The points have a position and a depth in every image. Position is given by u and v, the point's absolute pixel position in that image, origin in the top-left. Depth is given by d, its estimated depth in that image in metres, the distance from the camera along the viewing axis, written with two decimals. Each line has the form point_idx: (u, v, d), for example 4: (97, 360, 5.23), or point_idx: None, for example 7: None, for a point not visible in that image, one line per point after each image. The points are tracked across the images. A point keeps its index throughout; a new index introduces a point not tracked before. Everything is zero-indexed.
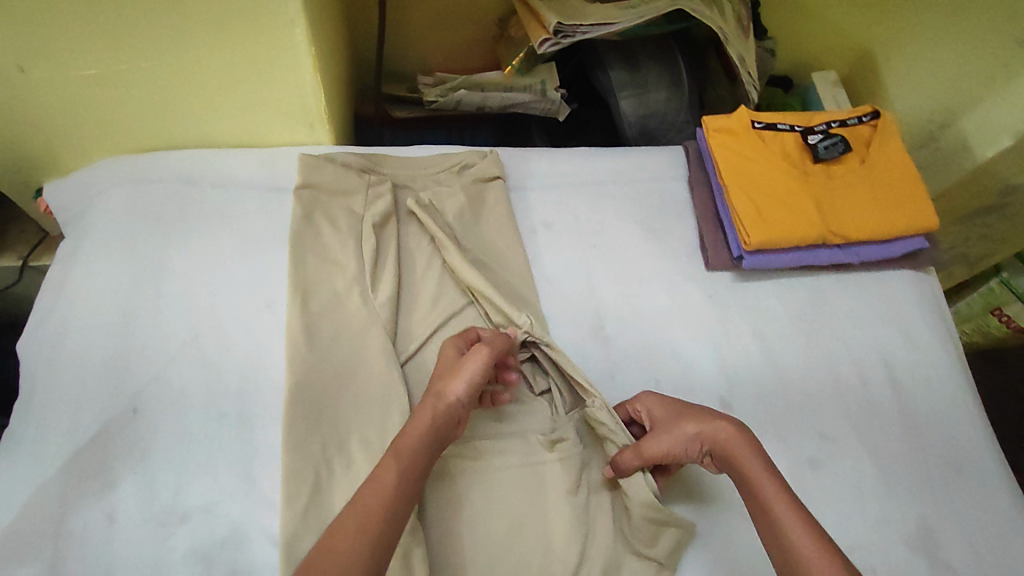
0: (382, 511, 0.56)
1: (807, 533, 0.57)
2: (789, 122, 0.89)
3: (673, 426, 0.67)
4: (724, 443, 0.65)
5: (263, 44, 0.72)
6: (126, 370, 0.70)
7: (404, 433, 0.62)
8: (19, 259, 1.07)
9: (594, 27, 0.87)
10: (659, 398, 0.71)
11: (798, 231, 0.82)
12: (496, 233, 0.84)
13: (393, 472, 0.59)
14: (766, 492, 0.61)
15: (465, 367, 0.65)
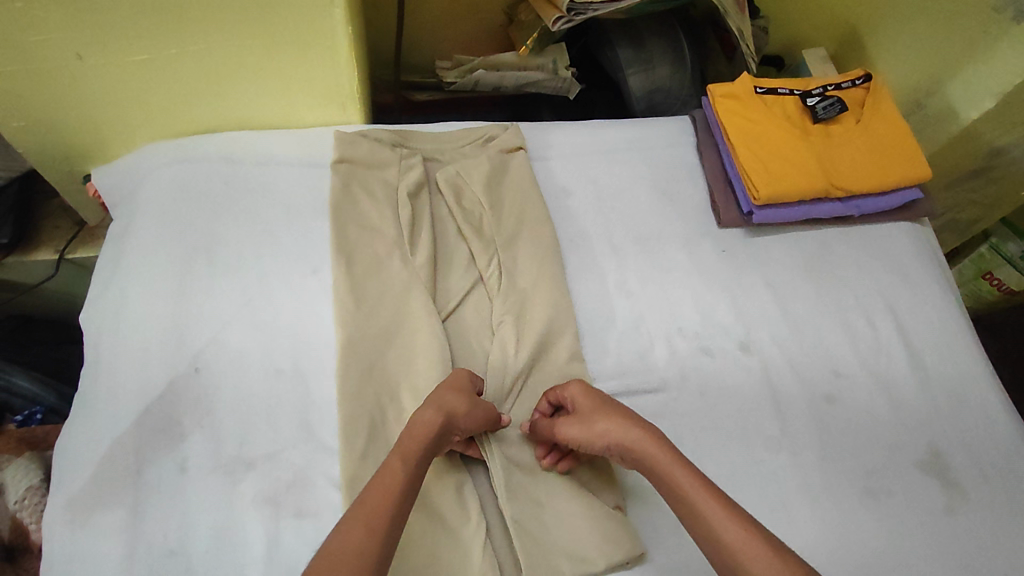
0: (388, 512, 0.58)
1: (733, 523, 0.58)
2: (788, 86, 0.95)
3: (588, 419, 0.68)
4: (636, 440, 0.65)
5: (302, 28, 0.77)
6: (186, 334, 0.75)
7: (409, 438, 0.64)
8: (56, 252, 1.12)
9: (604, 3, 0.91)
10: (584, 386, 0.71)
11: (802, 186, 0.88)
12: (521, 197, 0.89)
13: (399, 470, 0.61)
14: (679, 482, 0.62)
15: (479, 404, 0.69)
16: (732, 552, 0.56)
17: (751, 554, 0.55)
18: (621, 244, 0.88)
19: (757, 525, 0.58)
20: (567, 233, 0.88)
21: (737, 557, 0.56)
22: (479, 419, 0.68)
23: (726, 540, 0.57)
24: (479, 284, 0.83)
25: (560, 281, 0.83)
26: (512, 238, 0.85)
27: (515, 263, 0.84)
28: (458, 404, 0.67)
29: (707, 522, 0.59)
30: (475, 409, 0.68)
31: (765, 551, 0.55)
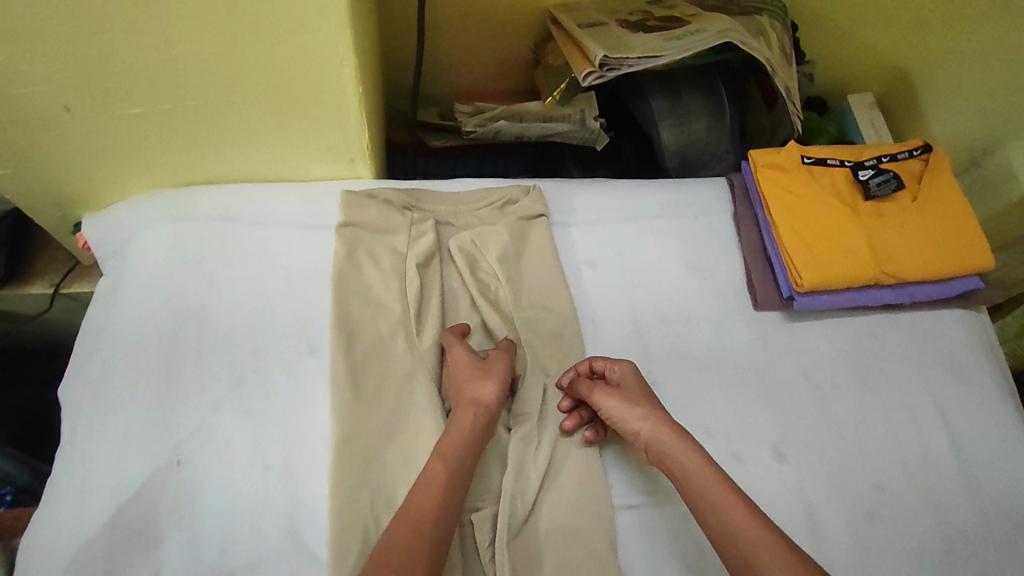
0: (435, 510, 0.60)
1: (744, 513, 0.59)
2: (839, 156, 0.86)
3: (631, 398, 0.69)
4: (672, 428, 0.67)
5: (310, 84, 0.70)
6: (170, 420, 0.69)
7: (446, 436, 0.66)
8: (52, 286, 1.07)
9: (642, 59, 0.83)
10: (633, 369, 0.73)
11: (851, 272, 0.80)
12: (540, 271, 0.82)
13: (441, 470, 0.63)
14: (698, 470, 0.63)
15: (494, 370, 0.71)
16: (745, 545, 0.57)
17: (765, 547, 0.56)
18: (646, 325, 0.81)
19: (772, 521, 0.59)
20: (587, 311, 0.81)
21: (750, 546, 0.57)
22: (502, 385, 0.70)
23: (741, 532, 0.58)
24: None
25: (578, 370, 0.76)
26: (528, 317, 0.79)
27: (530, 345, 0.77)
28: (478, 386, 0.69)
29: (725, 513, 0.59)
30: (494, 378, 0.70)
31: (779, 547, 0.56)
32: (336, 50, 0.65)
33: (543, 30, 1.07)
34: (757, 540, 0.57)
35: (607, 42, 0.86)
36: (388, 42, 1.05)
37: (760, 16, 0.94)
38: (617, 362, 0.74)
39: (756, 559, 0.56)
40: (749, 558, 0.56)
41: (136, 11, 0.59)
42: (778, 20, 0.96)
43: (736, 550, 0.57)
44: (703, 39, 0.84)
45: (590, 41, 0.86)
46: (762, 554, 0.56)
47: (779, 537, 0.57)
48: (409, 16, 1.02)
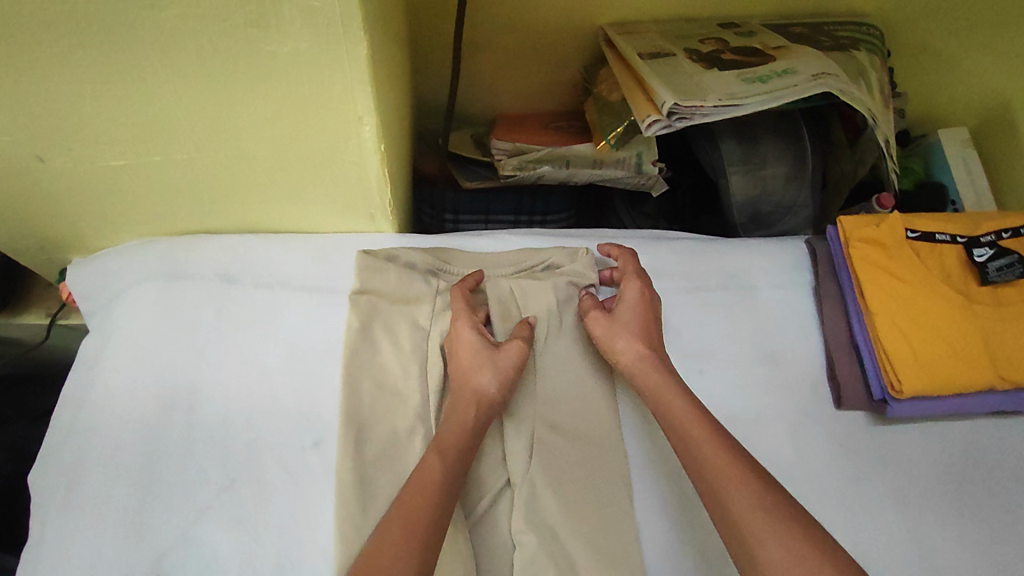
0: (428, 506, 0.53)
1: (714, 443, 0.55)
2: (950, 230, 0.72)
3: (623, 327, 0.66)
4: (655, 359, 0.64)
5: (320, 140, 0.58)
6: (151, 524, 0.59)
7: (446, 430, 0.59)
8: (48, 315, 0.94)
9: (718, 108, 0.70)
10: (637, 293, 0.69)
11: (960, 375, 0.66)
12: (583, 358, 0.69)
13: (437, 468, 0.56)
14: (673, 403, 0.60)
15: (500, 358, 0.63)
16: (710, 465, 0.54)
17: (728, 471, 0.53)
18: None
19: (740, 450, 0.55)
20: (637, 406, 0.69)
21: (709, 468, 0.54)
22: (508, 377, 0.63)
23: (705, 458, 0.55)
24: (505, 491, 0.63)
25: (621, 483, 0.64)
26: (564, 413, 0.66)
27: (556, 447, 0.64)
28: (482, 377, 0.62)
29: (693, 439, 0.56)
30: (500, 368, 0.63)
31: (742, 474, 0.53)
32: (352, 105, 0.54)
33: (597, 55, 0.94)
34: (719, 467, 0.54)
35: (677, 84, 0.73)
36: (420, 67, 0.94)
37: (858, 51, 0.81)
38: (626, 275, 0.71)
39: (716, 482, 0.53)
40: (712, 487, 0.53)
41: (110, 57, 0.49)
42: (877, 56, 0.83)
43: (698, 475, 0.54)
44: (795, 87, 0.71)
45: (657, 82, 0.73)
46: (729, 484, 0.52)
47: (746, 466, 0.53)
48: (443, 40, 0.90)
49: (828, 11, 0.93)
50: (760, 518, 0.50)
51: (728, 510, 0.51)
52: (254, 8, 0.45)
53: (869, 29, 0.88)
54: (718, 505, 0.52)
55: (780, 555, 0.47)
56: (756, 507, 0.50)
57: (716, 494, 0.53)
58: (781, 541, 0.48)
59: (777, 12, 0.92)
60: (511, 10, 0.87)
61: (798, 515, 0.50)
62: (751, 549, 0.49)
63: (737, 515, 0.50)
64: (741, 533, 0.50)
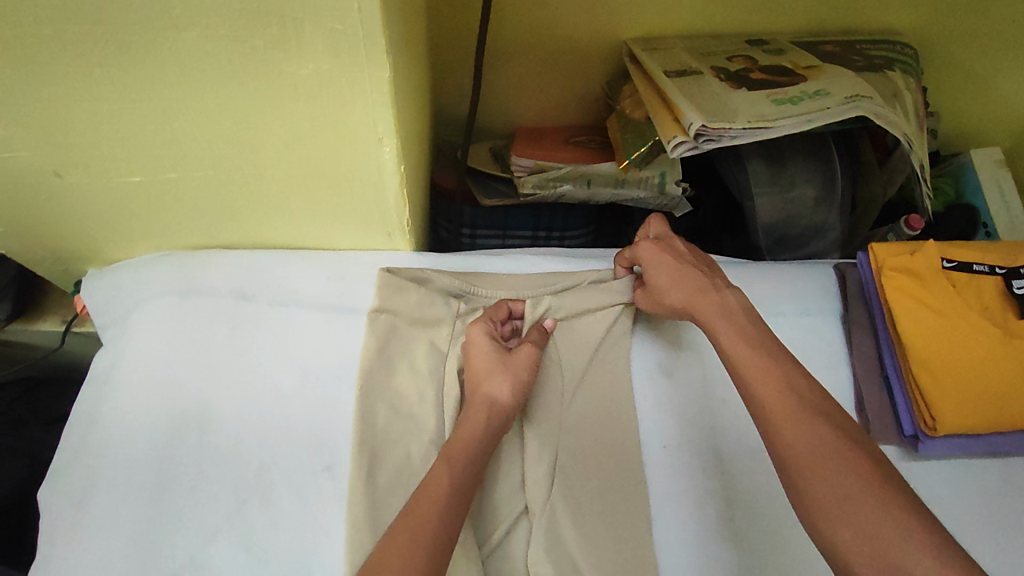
0: (439, 510, 0.50)
1: (769, 379, 0.52)
2: (988, 260, 0.69)
3: (656, 282, 0.65)
4: (707, 299, 0.60)
5: (338, 159, 0.57)
6: (161, 546, 0.58)
7: (456, 439, 0.57)
8: (63, 324, 0.92)
9: (746, 131, 0.69)
10: (649, 248, 0.66)
11: (998, 414, 0.63)
12: (606, 391, 0.67)
13: (448, 476, 0.53)
14: (724, 341, 0.57)
15: (513, 364, 0.62)
16: (765, 398, 0.51)
17: (781, 407, 0.50)
18: (731, 458, 0.66)
19: (802, 384, 0.51)
20: (656, 436, 0.66)
21: (763, 405, 0.51)
22: (523, 383, 0.61)
23: (760, 395, 0.52)
24: (522, 519, 0.61)
25: (641, 516, 0.61)
26: (585, 440, 0.64)
27: (575, 474, 0.62)
28: (495, 383, 0.60)
29: (746, 375, 0.53)
30: (513, 374, 0.61)
31: (798, 410, 0.49)
32: (374, 126, 0.53)
33: (620, 71, 0.93)
34: (771, 401, 0.51)
35: (704, 105, 0.72)
36: (439, 82, 0.93)
37: (892, 72, 0.80)
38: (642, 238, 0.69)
39: (771, 416, 0.50)
40: (766, 422, 0.50)
41: (128, 76, 0.48)
42: (911, 77, 0.81)
43: (755, 412, 0.52)
44: (828, 109, 0.70)
45: (684, 103, 0.71)
46: (783, 417, 0.49)
47: (804, 402, 0.50)
48: (463, 54, 0.89)
49: (858, 30, 0.91)
50: (812, 457, 0.47)
51: (781, 443, 0.49)
52: (275, 30, 0.44)
53: (901, 48, 0.86)
54: (772, 441, 0.49)
55: (831, 494, 0.45)
56: (809, 444, 0.47)
57: (769, 428, 0.50)
58: (832, 479, 0.46)
59: (805, 31, 0.90)
60: (533, 25, 0.86)
61: (854, 453, 0.47)
62: (800, 484, 0.47)
63: (789, 451, 0.48)
64: (791, 468, 0.47)
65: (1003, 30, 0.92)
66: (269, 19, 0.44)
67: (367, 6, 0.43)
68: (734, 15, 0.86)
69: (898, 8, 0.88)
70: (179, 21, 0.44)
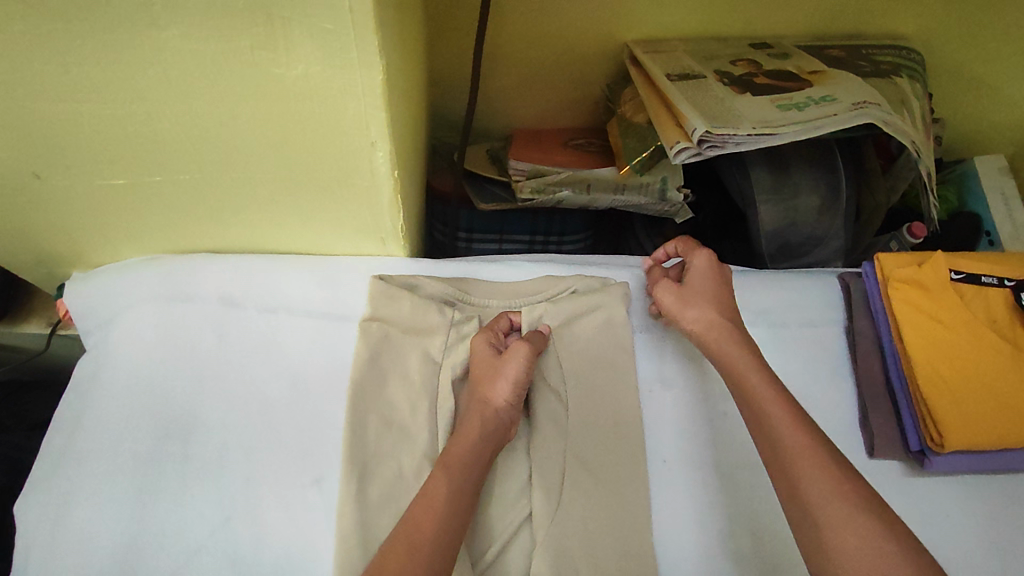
0: (436, 528, 0.51)
1: (790, 424, 0.53)
2: (997, 273, 0.68)
3: (693, 292, 0.64)
4: (735, 336, 0.60)
5: (329, 162, 0.55)
6: (141, 564, 0.55)
7: (455, 441, 0.57)
8: (49, 326, 0.89)
9: (751, 137, 0.67)
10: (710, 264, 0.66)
11: (1011, 429, 0.61)
12: (610, 399, 0.65)
13: (445, 483, 0.54)
14: (747, 379, 0.57)
15: (506, 366, 0.60)
16: (783, 441, 0.52)
17: (806, 456, 0.51)
18: (733, 473, 0.64)
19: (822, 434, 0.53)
20: (657, 449, 0.64)
21: (784, 450, 0.52)
22: (515, 385, 0.59)
23: (784, 442, 0.52)
24: (524, 527, 0.59)
25: (642, 528, 0.59)
26: (591, 442, 0.62)
27: (582, 483, 0.60)
28: (488, 389, 0.59)
29: (767, 418, 0.54)
30: (507, 376, 0.59)
31: (821, 460, 0.50)
32: (367, 130, 0.51)
33: (621, 73, 0.91)
34: (793, 444, 0.52)
35: (707, 110, 0.70)
36: (437, 83, 0.91)
37: (899, 78, 0.78)
38: (698, 252, 0.68)
39: (792, 463, 0.51)
40: (783, 464, 0.51)
41: (107, 75, 0.46)
42: (919, 83, 0.80)
43: (773, 452, 0.53)
44: (834, 116, 0.69)
45: (688, 107, 0.70)
46: (802, 461, 0.50)
47: (825, 450, 0.51)
48: (461, 54, 0.87)
49: (863, 34, 0.89)
50: (834, 506, 0.48)
51: (799, 489, 0.50)
52: (262, 30, 0.42)
53: (908, 53, 0.85)
54: (791, 487, 0.50)
55: (852, 539, 0.46)
56: (832, 496, 0.48)
57: (789, 473, 0.51)
58: (855, 528, 0.46)
59: (809, 35, 0.89)
60: (532, 25, 0.84)
61: (874, 504, 0.48)
62: (820, 534, 0.47)
63: (810, 502, 0.49)
64: (812, 517, 0.48)
65: (1011, 36, 0.90)
66: (256, 19, 0.42)
67: (359, 7, 0.41)
68: (737, 18, 0.85)
69: (904, 12, 0.87)
70: (161, 19, 0.42)
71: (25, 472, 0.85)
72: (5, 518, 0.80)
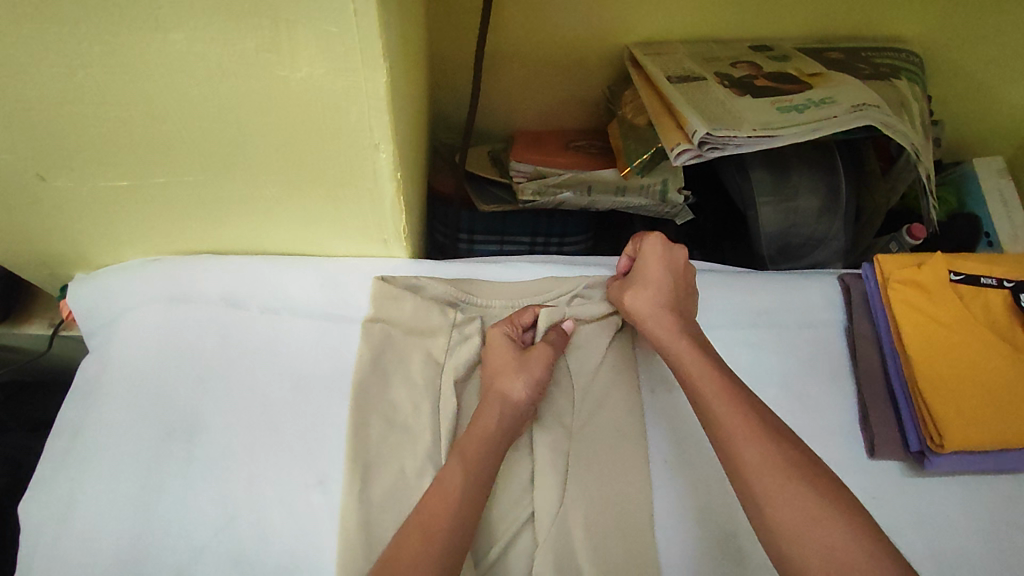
0: (450, 518, 0.52)
1: (728, 403, 0.55)
2: (996, 273, 0.68)
3: (630, 284, 0.68)
4: (664, 323, 0.63)
5: (333, 165, 0.56)
6: (145, 565, 0.56)
7: (471, 434, 0.57)
8: (51, 326, 0.89)
9: (752, 139, 0.68)
10: (653, 255, 0.68)
11: (1009, 429, 0.62)
12: (618, 400, 0.65)
13: (460, 475, 0.54)
14: (686, 363, 0.59)
15: (528, 364, 0.62)
16: (721, 420, 0.54)
17: (737, 429, 0.53)
18: None
19: (753, 406, 0.55)
20: (658, 449, 0.64)
21: (718, 425, 0.54)
22: (537, 383, 0.61)
23: (717, 419, 0.54)
24: (527, 527, 0.59)
25: (644, 527, 0.59)
26: (598, 442, 0.63)
27: (585, 482, 0.60)
28: (510, 381, 0.60)
29: (706, 399, 0.56)
30: (528, 373, 0.61)
31: (751, 429, 0.52)
32: (370, 131, 0.51)
33: (622, 75, 0.91)
34: (727, 421, 0.53)
35: (708, 111, 0.70)
36: (438, 84, 0.91)
37: (898, 80, 0.79)
38: (643, 249, 0.69)
39: (728, 437, 0.53)
40: (722, 442, 0.53)
41: (112, 77, 0.46)
42: (918, 85, 0.80)
43: (712, 431, 0.54)
44: (834, 118, 0.69)
45: (689, 109, 0.70)
46: (738, 437, 0.52)
47: (763, 425, 0.53)
48: (462, 56, 0.87)
49: (862, 36, 0.90)
50: (769, 478, 0.49)
51: (738, 465, 0.51)
52: (266, 33, 0.43)
53: (907, 55, 0.85)
54: (732, 465, 0.52)
55: (790, 511, 0.47)
56: (767, 466, 0.50)
57: (727, 448, 0.52)
58: (791, 500, 0.48)
59: (808, 37, 0.89)
60: (533, 28, 0.84)
61: (813, 475, 0.49)
62: (760, 505, 0.49)
63: (746, 474, 0.50)
64: (749, 488, 0.50)
65: (1010, 37, 0.90)
66: (261, 22, 0.42)
67: (363, 10, 0.41)
68: (738, 20, 0.85)
69: (903, 14, 0.87)
70: (166, 21, 0.42)
71: (28, 474, 0.85)
72: (9, 519, 0.80)
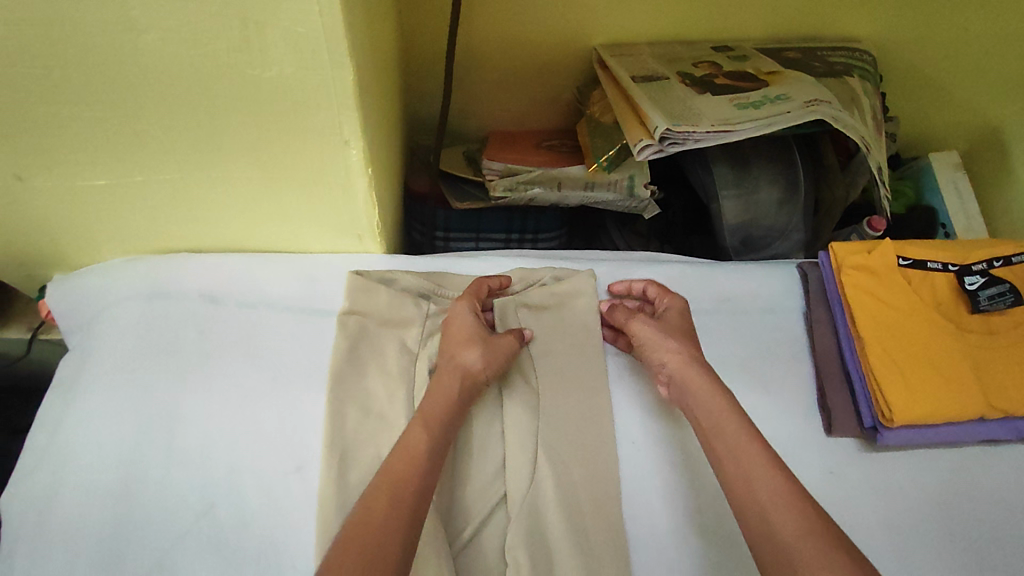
0: (411, 475, 0.54)
1: (758, 457, 0.55)
2: (941, 258, 0.72)
3: (667, 330, 0.66)
4: (704, 377, 0.62)
5: (306, 161, 0.58)
6: (124, 555, 0.57)
7: (431, 399, 0.60)
8: (30, 330, 0.89)
9: (710, 134, 0.71)
10: (679, 312, 0.69)
11: (951, 406, 0.65)
12: (576, 382, 0.68)
13: (422, 438, 0.57)
14: (717, 414, 0.59)
15: (493, 344, 0.64)
16: (750, 473, 0.54)
17: (778, 492, 0.52)
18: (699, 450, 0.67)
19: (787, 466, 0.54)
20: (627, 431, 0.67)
21: (755, 479, 0.53)
22: (495, 362, 0.63)
23: (747, 472, 0.54)
24: (499, 506, 0.61)
25: (612, 503, 0.62)
26: (565, 424, 0.65)
27: (554, 463, 0.62)
28: (468, 354, 0.63)
29: (734, 451, 0.56)
30: (490, 350, 0.63)
31: (789, 493, 0.52)
32: (340, 129, 0.54)
33: (590, 75, 0.94)
34: (758, 476, 0.53)
35: (669, 108, 0.74)
36: (411, 87, 0.93)
37: (850, 78, 0.83)
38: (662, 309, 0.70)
39: (760, 492, 0.52)
40: (752, 495, 0.53)
41: (89, 78, 0.48)
42: (869, 82, 0.84)
43: (739, 485, 0.54)
44: (788, 114, 0.73)
45: (650, 106, 0.73)
46: (769, 493, 0.52)
47: (793, 484, 0.53)
48: (434, 58, 0.89)
49: (817, 36, 0.94)
50: (802, 537, 0.49)
51: (769, 521, 0.51)
52: (236, 34, 0.45)
53: (860, 54, 0.89)
54: (760, 518, 0.51)
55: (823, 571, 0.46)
56: (801, 524, 0.49)
57: (759, 502, 0.52)
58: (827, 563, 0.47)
59: (766, 38, 0.93)
60: (502, 30, 0.87)
61: (842, 538, 0.49)
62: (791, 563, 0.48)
63: (779, 537, 0.49)
64: (784, 550, 0.49)
65: (955, 36, 0.95)
66: (231, 23, 0.44)
67: (328, 11, 0.44)
68: (698, 22, 0.89)
69: (855, 16, 0.91)
70: (139, 23, 0.44)
71: None
72: None
